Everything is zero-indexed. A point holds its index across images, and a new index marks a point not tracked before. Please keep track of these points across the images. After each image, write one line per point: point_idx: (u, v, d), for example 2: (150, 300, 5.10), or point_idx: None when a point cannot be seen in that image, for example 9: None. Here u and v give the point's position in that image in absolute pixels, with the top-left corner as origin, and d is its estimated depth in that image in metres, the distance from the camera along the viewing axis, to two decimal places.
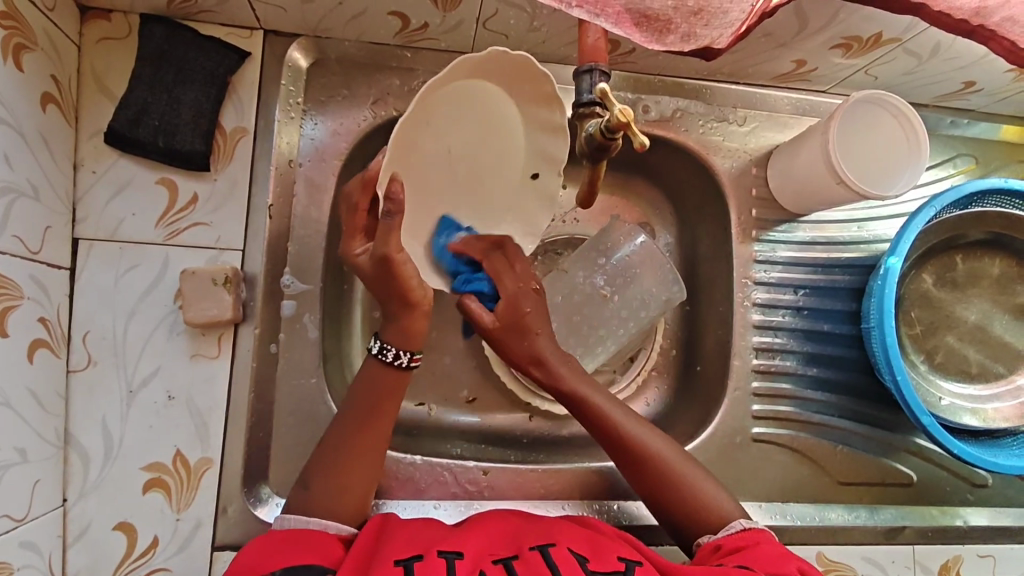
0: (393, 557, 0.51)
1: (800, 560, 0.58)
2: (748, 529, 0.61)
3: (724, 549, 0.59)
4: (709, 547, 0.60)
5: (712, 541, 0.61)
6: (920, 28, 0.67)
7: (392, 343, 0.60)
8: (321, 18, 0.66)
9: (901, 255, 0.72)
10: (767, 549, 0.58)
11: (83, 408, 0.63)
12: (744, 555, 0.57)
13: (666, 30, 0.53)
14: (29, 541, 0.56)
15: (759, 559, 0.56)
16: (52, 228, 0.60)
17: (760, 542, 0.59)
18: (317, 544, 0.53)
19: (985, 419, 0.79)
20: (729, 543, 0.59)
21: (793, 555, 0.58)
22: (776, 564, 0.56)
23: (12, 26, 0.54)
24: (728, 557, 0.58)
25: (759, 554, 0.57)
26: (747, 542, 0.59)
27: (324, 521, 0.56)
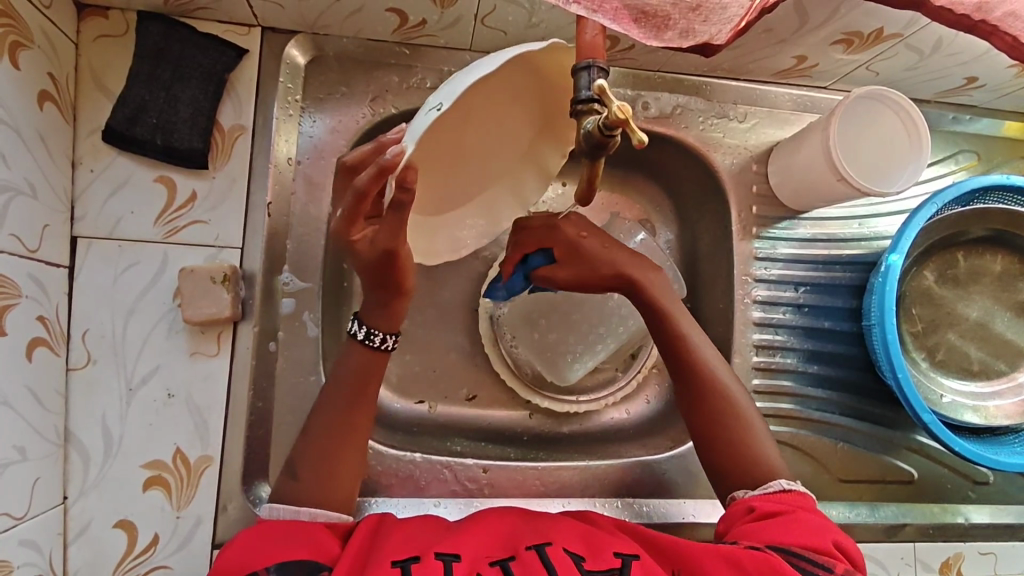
0: (390, 557, 0.51)
1: (839, 533, 0.56)
2: (790, 491, 0.60)
3: (757, 512, 0.58)
4: (743, 508, 0.59)
5: (747, 500, 0.60)
6: (921, 24, 0.66)
7: (377, 327, 0.59)
8: (319, 14, 0.66)
9: (903, 251, 0.72)
10: (802, 518, 0.56)
11: (82, 406, 0.63)
12: (775, 522, 0.56)
13: (665, 26, 0.53)
14: (29, 538, 0.56)
15: (790, 529, 0.55)
16: (51, 226, 0.60)
17: (797, 511, 0.57)
18: (313, 535, 0.52)
19: (987, 416, 0.78)
20: (763, 507, 0.58)
21: (831, 527, 0.56)
22: (808, 534, 0.54)
23: (8, 24, 0.54)
24: (757, 522, 0.57)
25: (792, 523, 0.55)
26: (782, 507, 0.58)
27: (316, 510, 0.57)
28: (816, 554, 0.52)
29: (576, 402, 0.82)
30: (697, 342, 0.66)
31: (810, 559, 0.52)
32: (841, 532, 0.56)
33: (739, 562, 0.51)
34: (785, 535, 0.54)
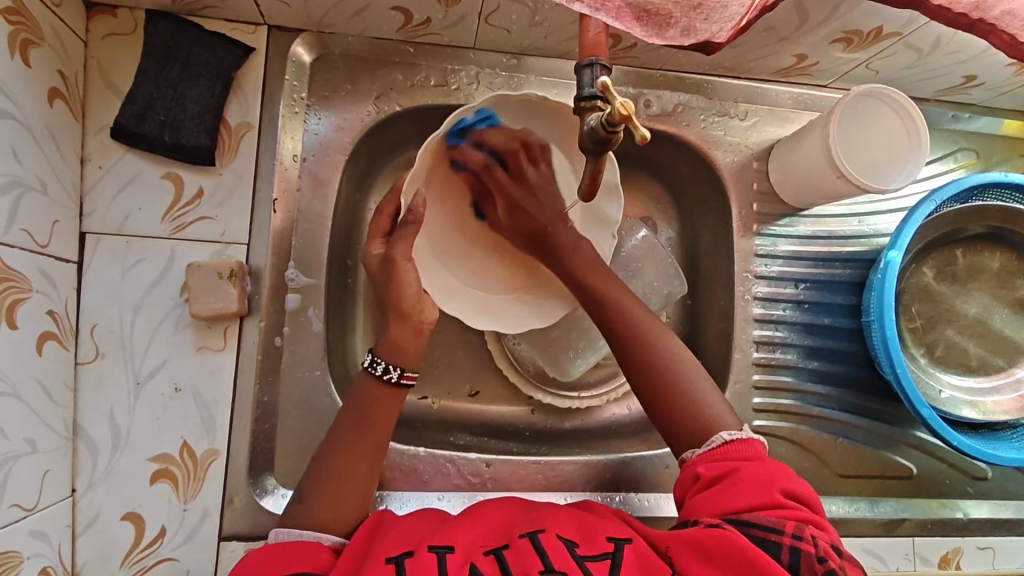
0: (384, 553, 0.52)
1: (783, 478, 0.56)
2: (732, 442, 0.60)
3: (703, 480, 0.58)
4: (690, 478, 0.60)
5: (694, 465, 0.60)
6: (921, 22, 0.67)
7: (381, 356, 0.63)
8: (325, 13, 0.67)
9: (901, 248, 0.73)
10: (745, 475, 0.56)
11: (91, 400, 0.63)
12: (724, 488, 0.56)
13: (666, 25, 0.54)
14: (38, 529, 0.57)
15: (737, 494, 0.55)
16: (60, 222, 0.61)
17: (742, 465, 0.58)
18: (303, 551, 0.53)
19: (984, 411, 0.79)
20: (709, 471, 0.58)
21: (774, 474, 0.57)
22: (756, 492, 0.55)
23: (20, 22, 0.55)
24: (708, 491, 0.57)
25: (736, 486, 0.56)
26: (727, 468, 0.58)
27: (318, 533, 0.56)
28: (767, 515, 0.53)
29: (577, 398, 0.84)
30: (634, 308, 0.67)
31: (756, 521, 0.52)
32: (789, 478, 0.57)
33: (701, 546, 0.51)
34: (736, 502, 0.54)
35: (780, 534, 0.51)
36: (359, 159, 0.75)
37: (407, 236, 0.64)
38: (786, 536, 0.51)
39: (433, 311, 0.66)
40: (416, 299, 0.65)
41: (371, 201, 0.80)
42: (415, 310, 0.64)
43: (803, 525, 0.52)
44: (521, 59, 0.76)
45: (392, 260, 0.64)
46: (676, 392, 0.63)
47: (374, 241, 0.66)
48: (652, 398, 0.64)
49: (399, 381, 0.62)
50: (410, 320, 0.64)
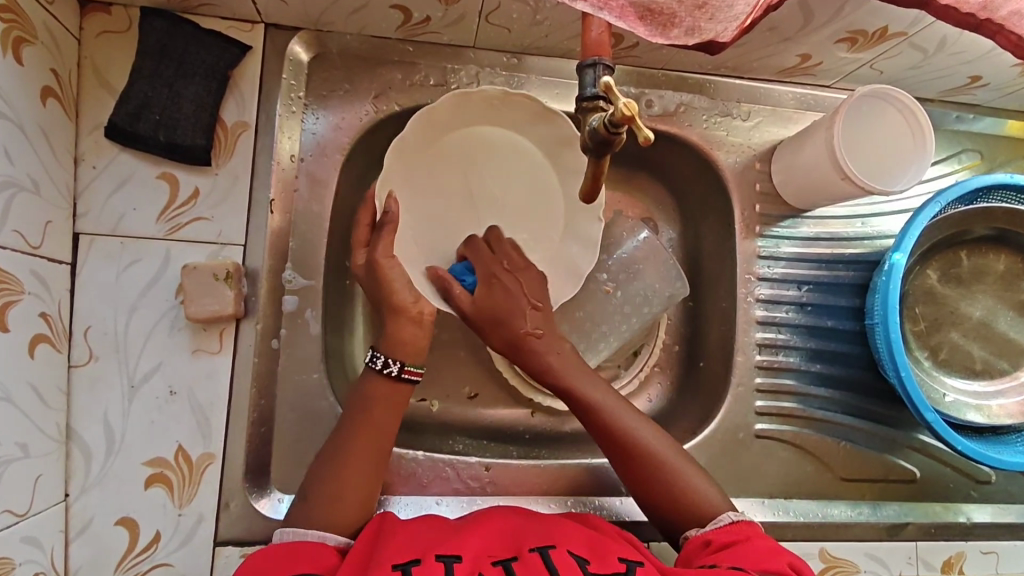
0: (391, 560, 0.51)
1: (794, 554, 0.57)
2: (739, 522, 0.61)
3: (714, 545, 0.59)
4: (698, 543, 0.60)
5: (703, 535, 0.60)
6: (927, 22, 0.66)
7: (381, 352, 0.62)
8: (322, 11, 0.66)
9: (906, 251, 0.72)
10: (757, 545, 0.57)
11: (85, 403, 0.63)
12: (735, 551, 0.57)
13: (670, 24, 0.52)
14: (30, 535, 0.56)
15: (749, 556, 0.56)
16: (53, 223, 0.60)
17: (752, 537, 0.59)
18: (309, 552, 0.53)
19: (989, 416, 0.78)
20: (718, 539, 0.59)
21: (785, 550, 0.57)
22: (766, 559, 0.55)
23: (11, 19, 0.54)
24: (718, 552, 0.57)
25: (748, 551, 0.56)
26: (736, 537, 0.59)
27: (323, 533, 0.56)
28: None
29: None
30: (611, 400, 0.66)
31: None
32: (797, 557, 0.57)
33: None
34: (748, 562, 0.55)
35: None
36: (358, 158, 0.74)
37: (387, 237, 0.63)
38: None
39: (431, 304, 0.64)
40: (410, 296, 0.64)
41: None
42: (412, 304, 0.63)
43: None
44: (521, 58, 0.75)
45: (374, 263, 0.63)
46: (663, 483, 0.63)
47: (357, 250, 0.65)
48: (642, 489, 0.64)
49: (400, 375, 0.62)
50: (406, 313, 0.63)
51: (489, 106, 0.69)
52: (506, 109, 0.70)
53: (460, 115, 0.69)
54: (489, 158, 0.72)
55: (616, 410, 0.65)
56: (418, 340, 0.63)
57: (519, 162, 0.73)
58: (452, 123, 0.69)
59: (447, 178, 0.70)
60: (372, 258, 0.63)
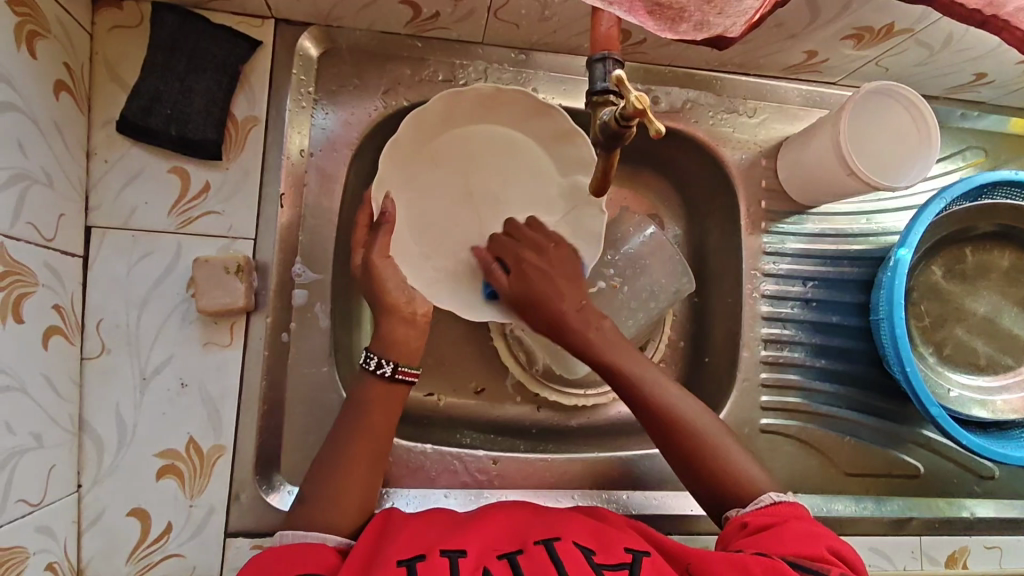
0: (396, 557, 0.51)
1: (834, 538, 0.56)
2: (780, 503, 0.60)
3: (751, 527, 0.58)
4: (737, 523, 0.59)
5: (741, 516, 0.59)
6: (933, 18, 0.67)
7: (375, 352, 0.63)
8: (332, 6, 0.66)
9: (911, 246, 0.72)
10: (794, 528, 0.56)
11: (97, 395, 0.63)
12: (771, 534, 0.56)
13: (679, 19, 0.52)
14: (44, 525, 0.57)
15: (785, 540, 0.54)
16: (66, 216, 0.61)
17: (790, 520, 0.57)
18: (310, 551, 0.53)
19: (994, 411, 0.79)
20: (755, 521, 0.58)
21: (824, 534, 0.56)
22: (802, 544, 0.54)
23: (26, 13, 0.54)
24: (755, 535, 0.56)
25: (786, 533, 0.55)
26: (775, 519, 0.57)
27: (323, 533, 0.56)
28: (814, 562, 0.52)
29: (584, 394, 0.83)
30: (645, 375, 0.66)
31: (806, 567, 0.51)
32: (837, 539, 0.56)
33: (743, 564, 0.51)
34: (784, 546, 0.54)
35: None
36: (366, 153, 0.74)
37: (383, 237, 0.63)
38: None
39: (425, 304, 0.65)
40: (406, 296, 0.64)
41: None
42: (405, 303, 0.64)
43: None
44: (529, 54, 0.75)
45: (369, 265, 0.64)
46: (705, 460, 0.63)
47: (357, 250, 0.64)
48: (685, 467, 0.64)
49: (394, 375, 0.62)
50: (399, 313, 0.63)
51: (484, 104, 0.69)
52: (500, 107, 0.70)
53: (452, 117, 0.69)
54: (491, 155, 0.72)
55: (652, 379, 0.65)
56: (411, 339, 0.64)
57: (521, 156, 0.72)
58: (450, 124, 0.69)
59: (445, 179, 0.71)
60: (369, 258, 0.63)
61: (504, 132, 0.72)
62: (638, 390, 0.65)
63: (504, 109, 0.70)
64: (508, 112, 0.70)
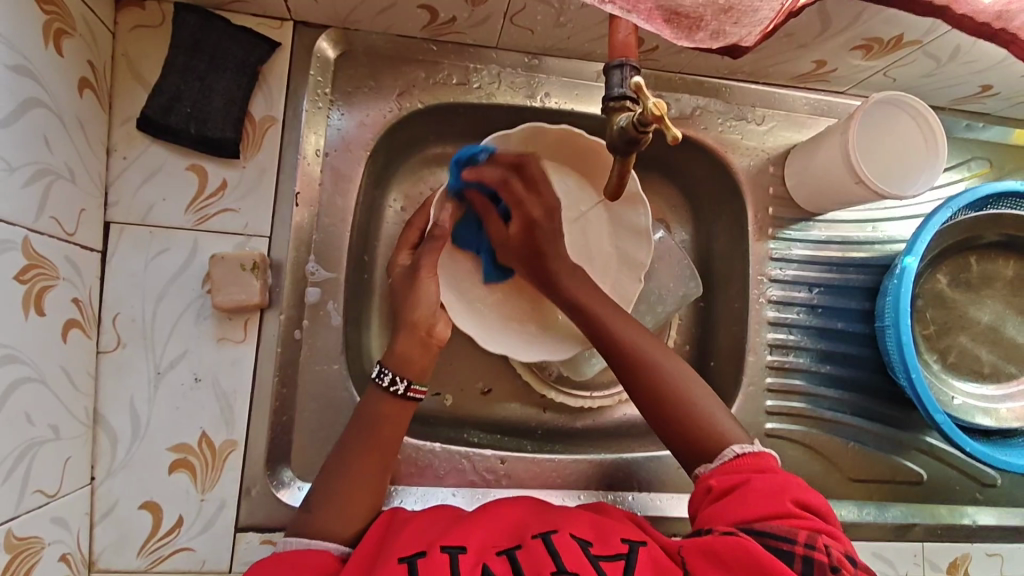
0: (397, 554, 0.52)
1: (798, 488, 0.56)
2: (744, 455, 0.60)
3: (716, 492, 0.58)
4: (703, 489, 0.60)
5: (706, 478, 0.60)
6: (941, 31, 0.68)
7: (389, 368, 0.63)
8: (351, 10, 0.67)
9: (918, 254, 0.73)
10: (758, 486, 0.56)
11: (111, 388, 0.64)
12: (737, 498, 0.56)
13: (695, 28, 0.54)
14: (59, 516, 0.57)
15: (751, 504, 0.55)
16: (86, 211, 0.62)
17: (753, 477, 0.58)
18: (307, 566, 0.53)
19: (998, 419, 0.80)
20: (720, 483, 0.59)
21: (787, 484, 0.56)
22: (766, 503, 0.55)
23: (53, 11, 0.55)
24: (722, 501, 0.57)
25: (749, 496, 0.56)
26: (739, 479, 0.58)
27: (326, 543, 0.56)
28: (779, 524, 0.53)
29: (589, 397, 0.85)
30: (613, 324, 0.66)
31: (772, 533, 0.52)
32: (802, 488, 0.57)
33: (715, 554, 0.52)
34: (750, 511, 0.55)
35: (793, 544, 0.51)
36: (379, 154, 0.75)
37: (430, 251, 0.68)
38: (798, 546, 0.51)
39: (443, 327, 0.67)
40: (429, 313, 0.66)
41: (389, 196, 0.81)
42: (425, 322, 0.66)
43: (816, 533, 0.52)
44: (542, 59, 0.76)
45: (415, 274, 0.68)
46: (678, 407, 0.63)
47: (403, 251, 0.71)
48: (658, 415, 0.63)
49: (406, 393, 0.63)
50: (417, 331, 0.65)
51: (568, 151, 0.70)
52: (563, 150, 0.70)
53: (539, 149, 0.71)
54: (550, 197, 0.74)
55: (620, 326, 0.66)
56: (423, 359, 0.65)
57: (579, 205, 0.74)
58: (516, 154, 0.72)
59: None
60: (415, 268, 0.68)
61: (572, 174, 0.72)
62: (627, 353, 0.65)
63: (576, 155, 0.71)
64: (579, 165, 0.72)
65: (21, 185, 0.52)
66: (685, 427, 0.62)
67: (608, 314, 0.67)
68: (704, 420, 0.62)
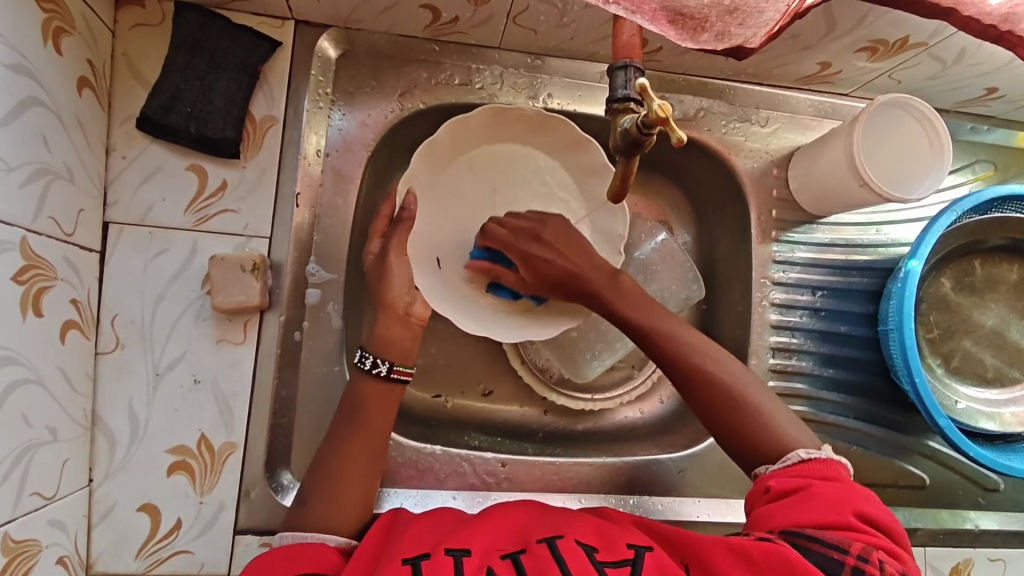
0: (401, 555, 0.52)
1: (858, 497, 0.55)
2: (809, 461, 0.59)
3: (774, 493, 0.57)
4: (761, 490, 0.59)
5: (765, 479, 0.59)
6: (948, 33, 0.67)
7: (371, 352, 0.63)
8: (353, 9, 0.67)
9: (922, 258, 0.73)
10: (817, 493, 0.55)
11: (110, 389, 0.63)
12: (793, 503, 0.55)
13: (700, 29, 0.53)
14: (57, 518, 0.57)
15: (808, 509, 0.54)
16: (85, 211, 0.61)
17: (814, 483, 0.57)
18: (310, 555, 0.52)
19: (1002, 423, 0.80)
20: (780, 485, 0.58)
21: (850, 493, 0.55)
22: (824, 511, 0.54)
23: (52, 9, 0.55)
24: (778, 503, 0.56)
25: (807, 502, 0.55)
26: (798, 484, 0.57)
27: (321, 535, 0.56)
28: (832, 533, 0.52)
29: (591, 399, 0.84)
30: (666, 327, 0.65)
31: (824, 540, 0.52)
32: (862, 497, 0.55)
33: (748, 556, 0.51)
34: (806, 516, 0.54)
35: (843, 553, 0.50)
36: (380, 155, 0.75)
37: (402, 231, 0.66)
38: (850, 558, 0.50)
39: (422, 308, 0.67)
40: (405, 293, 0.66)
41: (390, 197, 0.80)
42: (403, 301, 0.66)
43: (868, 547, 0.51)
44: (544, 60, 0.76)
45: (385, 256, 0.66)
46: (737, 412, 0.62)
47: (373, 238, 0.67)
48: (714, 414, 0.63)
49: (389, 375, 0.62)
50: (395, 312, 0.65)
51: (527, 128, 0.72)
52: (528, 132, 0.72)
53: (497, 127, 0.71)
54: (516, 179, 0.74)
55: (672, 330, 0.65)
56: (407, 341, 0.65)
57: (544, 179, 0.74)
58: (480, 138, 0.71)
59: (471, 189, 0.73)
60: (385, 248, 0.66)
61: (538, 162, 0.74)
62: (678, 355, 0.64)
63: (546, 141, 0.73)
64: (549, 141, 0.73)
65: (19, 184, 0.51)
66: (744, 431, 0.62)
67: (662, 320, 0.66)
68: (764, 423, 0.61)
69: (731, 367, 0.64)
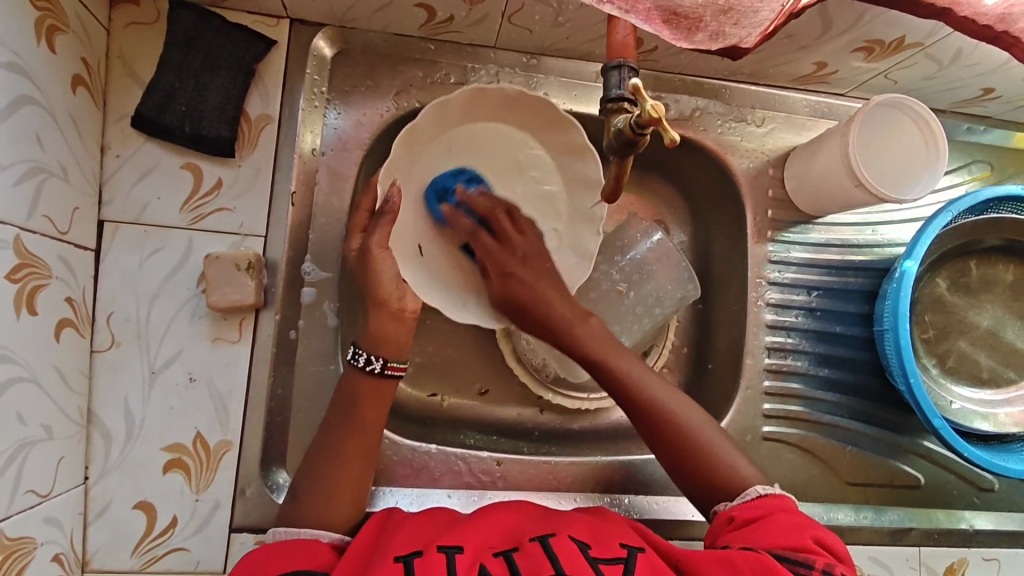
0: (393, 553, 0.52)
1: (818, 528, 0.56)
2: (766, 496, 0.60)
3: (737, 522, 0.59)
4: (724, 519, 0.60)
5: (728, 511, 0.60)
6: (943, 33, 0.67)
7: (364, 349, 0.62)
8: (348, 8, 0.67)
9: (917, 258, 0.73)
10: (779, 520, 0.57)
11: (105, 387, 0.63)
12: (757, 529, 0.57)
13: (695, 29, 0.53)
14: (52, 516, 0.57)
15: (771, 535, 0.55)
16: (80, 210, 0.61)
17: (777, 513, 0.58)
18: (301, 551, 0.53)
19: (997, 424, 0.80)
20: (743, 515, 0.59)
21: (808, 523, 0.57)
22: (788, 536, 0.55)
23: (46, 8, 0.55)
24: (743, 530, 0.57)
25: (771, 527, 0.56)
26: (760, 513, 0.58)
27: (315, 530, 0.56)
28: (796, 553, 0.53)
29: (587, 398, 0.83)
30: (635, 373, 0.65)
31: (790, 559, 0.53)
32: (824, 529, 0.57)
33: (729, 562, 0.52)
34: (770, 539, 0.55)
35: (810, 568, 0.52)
36: (377, 155, 0.75)
37: (384, 227, 0.62)
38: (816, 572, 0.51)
39: (415, 300, 0.64)
40: (394, 286, 0.63)
41: None
42: (395, 297, 0.63)
43: (837, 565, 0.52)
44: (540, 59, 0.76)
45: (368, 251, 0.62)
46: (709, 471, 0.63)
47: (353, 236, 0.64)
48: (685, 472, 0.64)
49: (383, 372, 0.61)
50: (388, 306, 0.63)
51: (503, 103, 0.69)
52: (490, 102, 0.68)
53: (470, 107, 0.68)
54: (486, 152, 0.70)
55: (641, 375, 0.65)
56: (401, 334, 0.63)
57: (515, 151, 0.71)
58: (455, 118, 0.68)
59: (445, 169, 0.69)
60: (365, 246, 0.62)
61: (501, 132, 0.71)
62: (645, 407, 0.64)
63: (503, 107, 0.69)
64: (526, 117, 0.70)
65: (13, 182, 0.51)
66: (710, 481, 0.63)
67: (626, 361, 0.65)
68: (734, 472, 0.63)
69: (698, 420, 0.65)
